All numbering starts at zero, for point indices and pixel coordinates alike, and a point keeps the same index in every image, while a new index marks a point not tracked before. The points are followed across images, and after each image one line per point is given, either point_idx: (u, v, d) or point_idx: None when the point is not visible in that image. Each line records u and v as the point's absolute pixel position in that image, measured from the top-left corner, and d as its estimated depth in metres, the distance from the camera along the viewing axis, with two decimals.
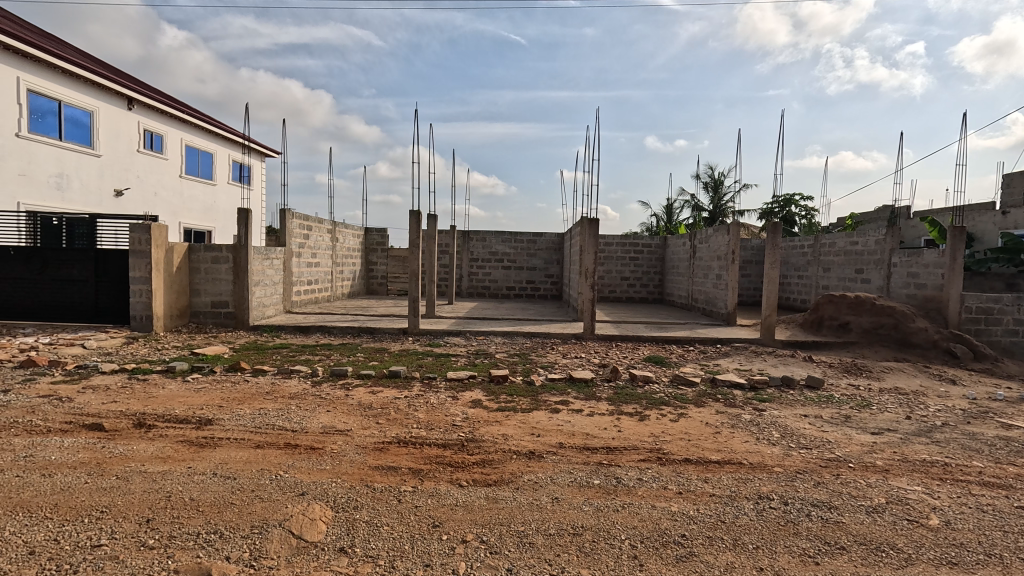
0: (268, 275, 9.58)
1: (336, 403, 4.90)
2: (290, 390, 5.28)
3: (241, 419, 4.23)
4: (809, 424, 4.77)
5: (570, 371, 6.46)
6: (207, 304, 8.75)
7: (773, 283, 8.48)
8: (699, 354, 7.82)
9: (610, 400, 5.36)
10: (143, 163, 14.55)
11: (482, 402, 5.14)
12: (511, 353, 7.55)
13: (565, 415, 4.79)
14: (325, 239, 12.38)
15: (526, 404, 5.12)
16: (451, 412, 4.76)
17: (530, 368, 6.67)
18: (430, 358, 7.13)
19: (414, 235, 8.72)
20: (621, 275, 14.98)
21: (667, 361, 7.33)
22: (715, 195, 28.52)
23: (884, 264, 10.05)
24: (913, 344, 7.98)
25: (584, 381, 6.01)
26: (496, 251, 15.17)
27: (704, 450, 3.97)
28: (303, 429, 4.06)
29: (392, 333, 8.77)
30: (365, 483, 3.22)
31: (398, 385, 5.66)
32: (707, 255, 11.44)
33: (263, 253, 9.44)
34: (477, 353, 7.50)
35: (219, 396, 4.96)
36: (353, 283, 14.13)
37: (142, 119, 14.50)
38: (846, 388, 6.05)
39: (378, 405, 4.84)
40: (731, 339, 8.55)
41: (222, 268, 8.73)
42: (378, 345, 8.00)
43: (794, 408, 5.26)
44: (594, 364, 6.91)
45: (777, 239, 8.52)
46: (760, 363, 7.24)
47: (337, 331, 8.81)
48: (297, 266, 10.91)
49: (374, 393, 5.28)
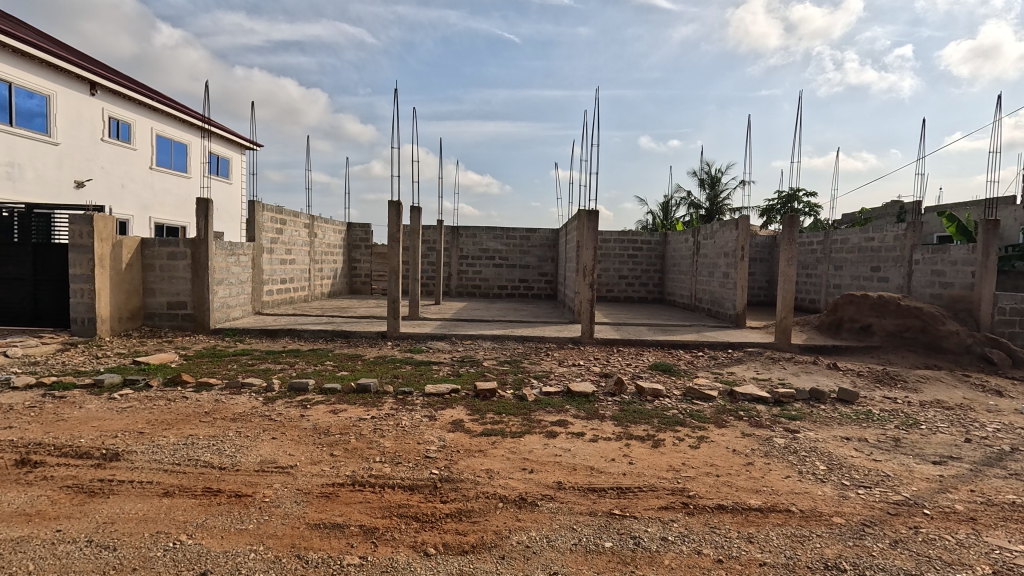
0: (233, 273, 8.67)
1: (286, 427, 4.04)
2: (235, 409, 4.42)
3: (158, 454, 3.36)
4: (855, 450, 3.99)
5: (568, 383, 5.63)
6: (163, 305, 7.86)
7: (790, 282, 7.70)
8: (711, 361, 7.05)
9: (617, 419, 4.54)
10: (108, 153, 13.57)
11: (465, 424, 4.30)
12: (501, 361, 6.72)
13: (563, 441, 3.98)
14: (302, 235, 11.47)
15: (518, 426, 4.30)
16: (425, 438, 3.92)
17: (521, 379, 5.84)
18: (408, 367, 6.28)
19: (394, 229, 7.85)
20: (619, 273, 14.20)
21: (676, 369, 6.54)
22: (713, 192, 27.78)
23: (905, 261, 9.31)
24: (943, 349, 7.26)
25: (584, 396, 5.19)
26: (487, 249, 14.33)
27: (738, 491, 3.15)
28: (233, 467, 3.21)
29: (370, 338, 7.91)
30: (296, 552, 2.37)
31: (367, 402, 4.81)
32: (713, 252, 10.66)
33: (227, 248, 8.53)
34: (463, 361, 6.67)
35: (145, 419, 4.09)
36: (333, 282, 13.24)
37: (107, 106, 13.51)
38: (884, 403, 5.29)
39: (337, 430, 3.99)
40: (743, 344, 7.77)
41: (179, 265, 7.83)
42: (352, 351, 7.15)
43: (832, 429, 4.48)
44: (594, 373, 6.10)
45: (794, 234, 7.73)
46: (780, 372, 6.47)
47: (308, 334, 7.96)
48: (269, 264, 10.00)
49: (335, 413, 4.42)
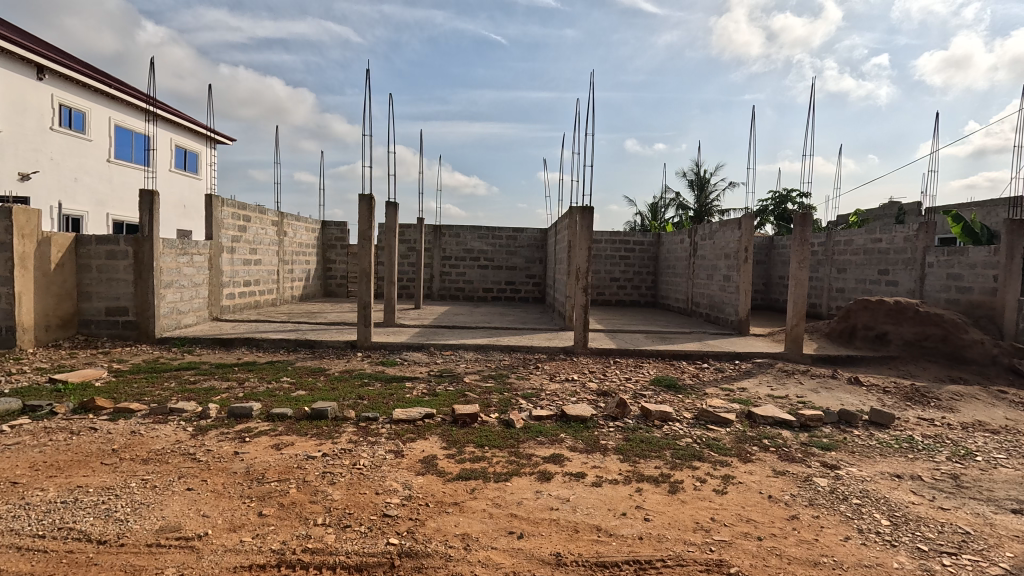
0: (185, 274, 7.74)
1: (210, 472, 3.18)
2: (154, 445, 3.56)
3: (17, 522, 2.49)
4: (915, 494, 3.27)
5: (562, 404, 4.87)
6: (101, 311, 6.94)
7: (802, 287, 7.04)
8: (718, 375, 6.35)
9: (622, 453, 3.80)
10: (59, 143, 12.49)
11: (439, 463, 3.51)
12: (484, 376, 5.94)
13: (560, 486, 3.21)
14: (269, 233, 10.54)
15: (504, 465, 3.53)
16: (386, 485, 3.12)
17: (508, 399, 5.06)
18: (378, 385, 5.46)
19: (365, 226, 7.00)
20: (611, 276, 13.51)
21: (681, 385, 5.84)
22: (700, 195, 27.40)
23: (916, 264, 8.74)
24: (967, 360, 6.67)
25: (581, 421, 4.43)
26: (471, 249, 13.53)
27: (792, 566, 2.40)
28: (116, 542, 2.36)
29: (337, 347, 7.07)
30: None
31: (322, 432, 3.99)
32: (712, 253, 9.99)
33: (178, 245, 7.60)
34: (441, 376, 5.87)
35: (30, 462, 3.21)
36: (305, 284, 12.30)
37: (57, 92, 12.44)
38: (923, 427, 4.62)
39: (274, 475, 3.16)
40: (751, 354, 7.10)
41: (120, 265, 6.91)
42: (315, 365, 6.30)
43: (876, 463, 3.78)
44: (591, 391, 5.34)
45: (806, 234, 7.02)
46: (796, 389, 5.81)
47: (269, 344, 7.09)
48: (230, 264, 9.08)
49: (278, 449, 3.58)
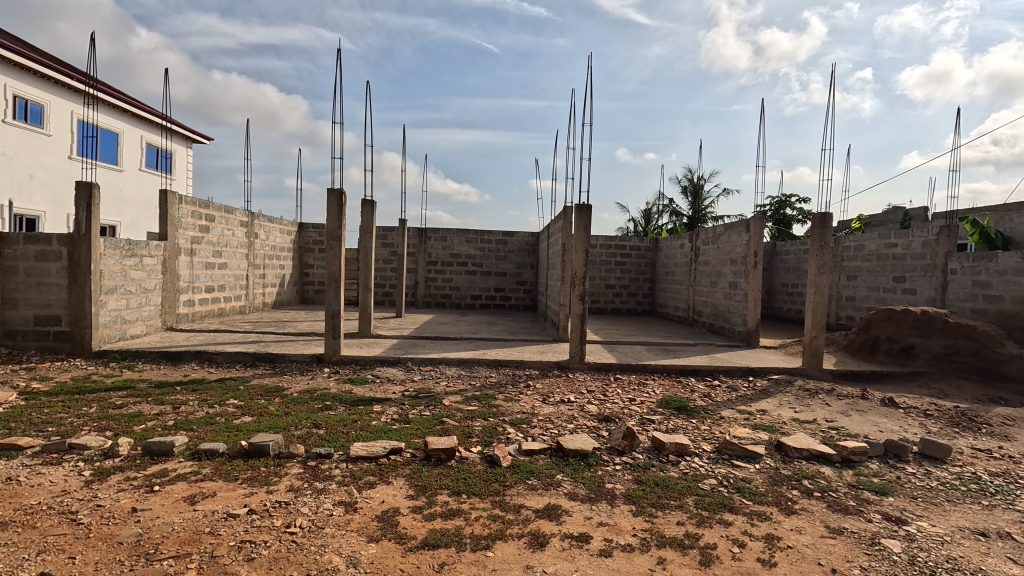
0: (132, 279, 6.88)
1: (86, 543, 2.35)
2: (28, 500, 2.73)
3: None
4: (1017, 565, 2.52)
5: (558, 434, 4.09)
6: (29, 320, 6.07)
7: (821, 295, 6.35)
8: (732, 395, 5.62)
9: (635, 504, 3.03)
10: (12, 138, 11.59)
11: (400, 522, 2.70)
12: (467, 397, 5.15)
13: (559, 559, 2.42)
14: (237, 235, 9.68)
15: (486, 524, 2.73)
16: (324, 561, 2.30)
17: (493, 426, 4.28)
18: (342, 408, 4.66)
19: (334, 225, 6.20)
20: (606, 282, 12.80)
21: (693, 408, 5.09)
22: (695, 201, 26.86)
23: (935, 271, 8.14)
24: (1004, 376, 6.00)
25: (581, 458, 3.66)
26: (459, 253, 12.75)
27: None
28: None
29: (301, 362, 6.25)
30: None
31: (257, 475, 3.17)
32: (715, 258, 9.31)
33: (124, 247, 6.73)
34: (418, 398, 5.07)
35: None
36: (279, 290, 11.44)
37: (11, 82, 11.55)
38: (985, 462, 3.90)
39: (173, 548, 2.33)
40: (766, 370, 6.39)
41: (51, 268, 6.05)
42: (272, 383, 5.47)
43: (949, 515, 3.05)
44: (590, 417, 4.58)
45: (826, 236, 6.33)
46: (824, 412, 5.08)
47: (223, 358, 6.23)
48: (189, 268, 8.22)
49: (191, 505, 2.75)
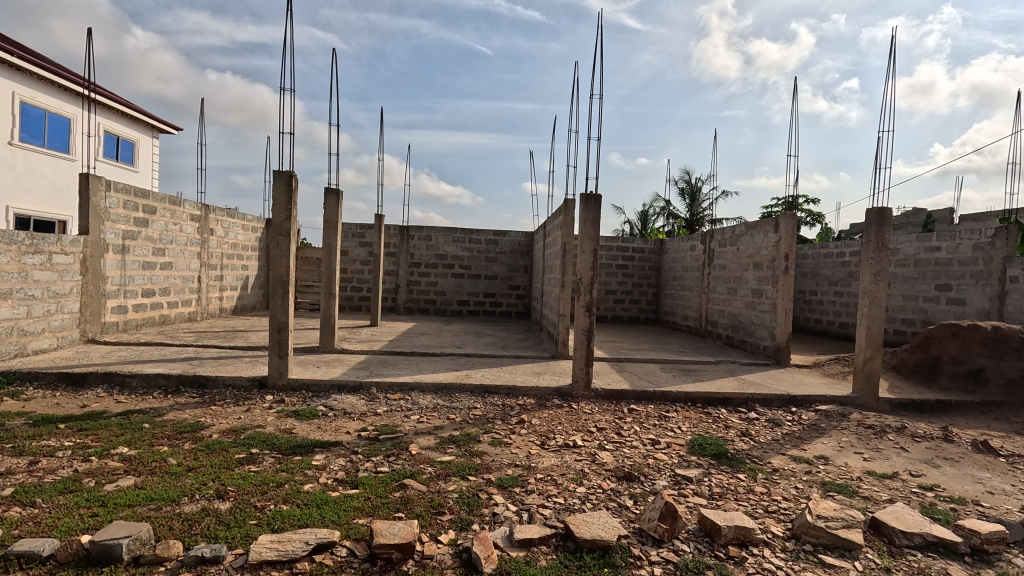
0: (36, 282, 5.62)
1: None
2: None
3: None
4: None
5: (567, 507, 2.90)
6: None
7: (878, 308, 5.22)
8: (780, 434, 4.46)
9: None
10: None
11: None
12: (443, 440, 3.94)
13: None
14: (187, 231, 8.41)
15: None
16: None
17: (475, 490, 3.08)
18: (272, 460, 3.44)
19: (281, 216, 4.96)
20: (606, 287, 11.67)
21: (737, 456, 3.91)
22: (693, 204, 25.88)
23: (991, 278, 7.13)
24: None
25: (605, 554, 2.47)
26: (444, 254, 11.54)
27: None
28: None
29: (240, 387, 5.02)
30: None
31: None
32: (735, 261, 8.16)
33: (24, 242, 5.43)
34: (377, 441, 3.85)
35: None
36: (240, 294, 10.16)
37: None
38: None
39: None
40: (811, 399, 5.24)
41: None
42: (193, 417, 4.24)
43: None
44: (608, 474, 3.39)
45: (885, 237, 5.19)
46: (903, 460, 3.93)
47: (139, 381, 4.98)
48: (120, 268, 6.94)
49: None
